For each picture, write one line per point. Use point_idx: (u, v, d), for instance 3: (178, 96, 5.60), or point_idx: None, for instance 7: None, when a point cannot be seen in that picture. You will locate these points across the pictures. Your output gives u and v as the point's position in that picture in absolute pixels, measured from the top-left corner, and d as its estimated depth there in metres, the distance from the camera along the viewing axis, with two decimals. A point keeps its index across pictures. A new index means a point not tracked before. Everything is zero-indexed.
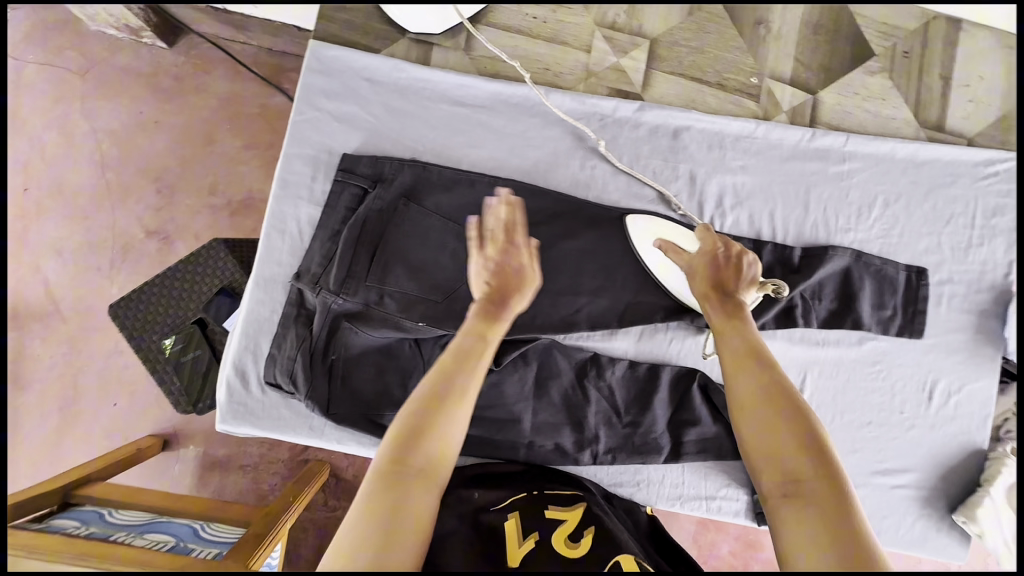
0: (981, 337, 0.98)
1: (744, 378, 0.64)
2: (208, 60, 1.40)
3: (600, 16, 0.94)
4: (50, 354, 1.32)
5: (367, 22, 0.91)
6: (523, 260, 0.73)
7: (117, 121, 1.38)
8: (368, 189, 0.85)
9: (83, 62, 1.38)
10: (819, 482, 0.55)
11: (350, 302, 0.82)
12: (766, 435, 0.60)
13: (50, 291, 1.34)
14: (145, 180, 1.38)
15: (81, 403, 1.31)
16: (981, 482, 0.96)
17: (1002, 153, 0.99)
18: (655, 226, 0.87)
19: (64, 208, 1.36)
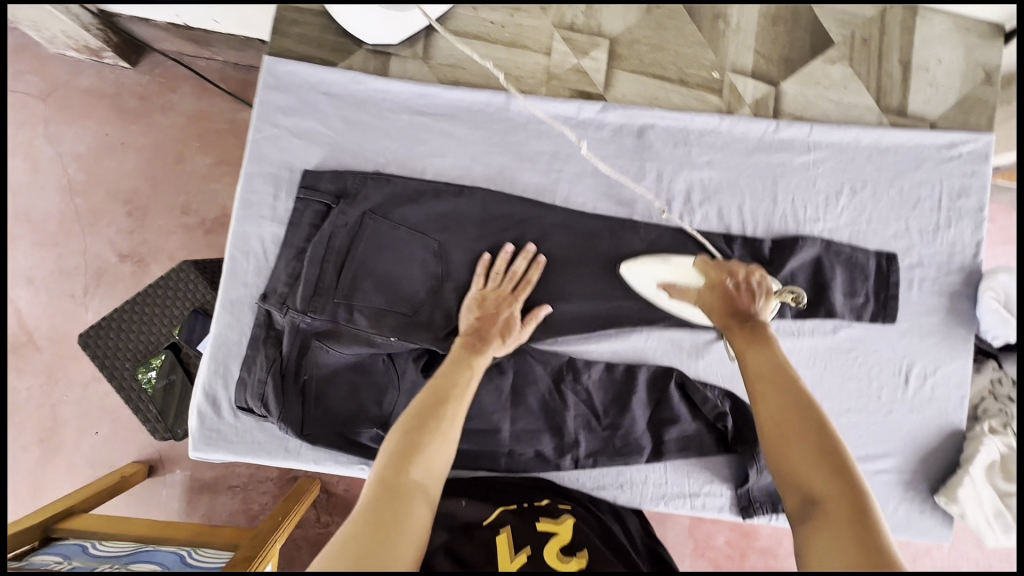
0: (953, 318, 0.98)
1: (764, 400, 0.70)
2: (172, 77, 1.37)
3: (559, 17, 0.93)
4: (26, 385, 1.29)
5: (322, 35, 0.89)
6: (513, 310, 0.83)
7: (82, 144, 1.36)
8: (331, 205, 0.84)
9: (42, 86, 1.34)
10: (840, 495, 0.60)
11: (320, 320, 0.81)
12: (786, 454, 0.65)
13: (22, 321, 1.31)
14: (114, 203, 1.35)
15: (61, 434, 1.28)
16: (961, 462, 0.96)
17: (964, 135, 0.99)
18: (646, 267, 0.86)
19: (33, 236, 1.33)
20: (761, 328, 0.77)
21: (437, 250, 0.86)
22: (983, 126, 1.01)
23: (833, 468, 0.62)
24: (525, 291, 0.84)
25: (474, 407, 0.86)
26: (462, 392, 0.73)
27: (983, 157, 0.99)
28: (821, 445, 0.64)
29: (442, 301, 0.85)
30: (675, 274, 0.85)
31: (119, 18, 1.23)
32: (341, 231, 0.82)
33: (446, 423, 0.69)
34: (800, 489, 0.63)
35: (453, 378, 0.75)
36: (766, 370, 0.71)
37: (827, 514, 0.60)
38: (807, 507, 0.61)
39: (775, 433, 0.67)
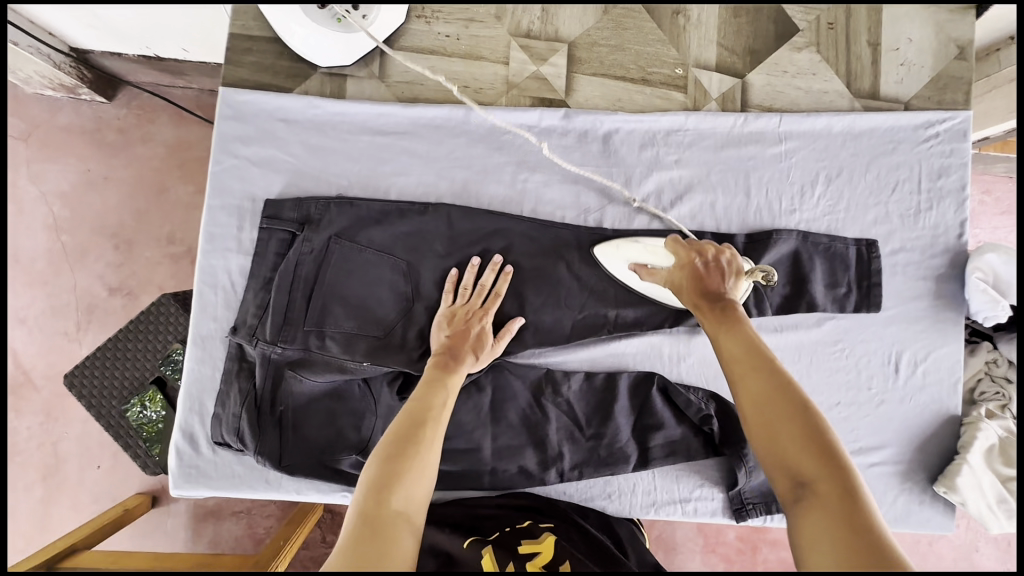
0: (941, 302, 0.96)
1: (745, 381, 0.66)
2: (149, 108, 1.37)
3: (515, 25, 0.92)
4: (25, 426, 1.29)
5: (277, 60, 0.88)
6: (483, 323, 0.82)
7: (64, 182, 1.36)
8: (295, 233, 0.83)
9: (21, 126, 1.34)
10: (829, 476, 0.57)
11: (291, 350, 0.80)
12: (772, 439, 0.62)
13: (18, 361, 1.31)
14: (100, 238, 1.36)
15: (64, 471, 1.29)
16: (959, 449, 0.94)
17: (940, 113, 0.97)
18: (619, 249, 0.86)
19: (22, 276, 1.33)
20: (735, 308, 0.73)
21: (406, 270, 0.85)
22: (960, 103, 0.98)
23: (823, 452, 0.59)
24: (494, 304, 0.84)
25: (454, 426, 0.86)
26: (438, 413, 0.70)
27: (961, 135, 0.97)
28: (807, 428, 0.61)
29: (414, 321, 0.85)
30: (644, 256, 0.85)
31: (92, 54, 1.22)
32: (307, 258, 0.81)
33: (425, 447, 0.66)
34: (789, 473, 0.59)
35: (430, 399, 0.72)
36: (743, 355, 0.68)
37: (819, 500, 0.56)
38: (799, 491, 0.58)
39: (758, 416, 0.63)
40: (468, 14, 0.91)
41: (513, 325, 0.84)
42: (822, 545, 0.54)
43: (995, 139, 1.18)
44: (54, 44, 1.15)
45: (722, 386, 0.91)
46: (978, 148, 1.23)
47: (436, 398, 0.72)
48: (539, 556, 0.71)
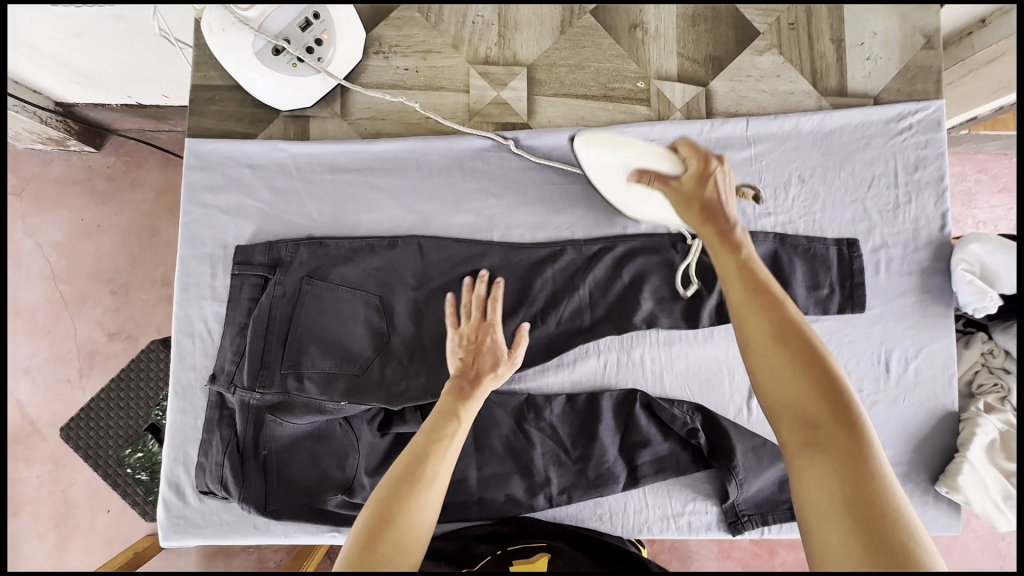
0: (928, 296, 0.94)
1: (755, 325, 0.62)
2: (136, 154, 1.39)
3: (473, 53, 0.92)
4: (35, 474, 1.31)
5: (240, 107, 0.90)
6: (494, 337, 0.82)
7: (59, 233, 1.38)
8: (267, 276, 0.84)
9: (15, 181, 1.37)
10: (840, 428, 0.56)
11: (270, 394, 0.81)
12: (780, 386, 0.59)
13: (25, 412, 1.33)
14: (98, 284, 1.38)
15: (77, 515, 1.31)
16: (959, 447, 0.91)
17: (912, 104, 0.95)
18: (608, 149, 0.82)
19: (23, 328, 1.35)
20: (733, 232, 0.68)
21: (380, 305, 0.85)
22: (930, 93, 0.97)
23: (828, 399, 0.58)
24: (497, 315, 0.83)
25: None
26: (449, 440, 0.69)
27: (935, 124, 0.95)
28: (812, 374, 0.59)
29: (392, 355, 0.85)
30: (616, 157, 0.81)
31: (77, 107, 1.25)
32: (279, 302, 0.82)
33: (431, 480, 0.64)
34: (796, 420, 0.58)
35: (441, 425, 0.70)
36: (749, 299, 0.63)
37: (825, 446, 0.56)
38: (805, 436, 0.57)
39: (764, 357, 0.61)
40: (425, 46, 0.91)
41: (524, 330, 0.83)
42: (827, 492, 0.54)
43: (983, 119, 1.14)
44: (39, 101, 1.17)
45: (708, 398, 0.90)
46: (968, 129, 1.19)
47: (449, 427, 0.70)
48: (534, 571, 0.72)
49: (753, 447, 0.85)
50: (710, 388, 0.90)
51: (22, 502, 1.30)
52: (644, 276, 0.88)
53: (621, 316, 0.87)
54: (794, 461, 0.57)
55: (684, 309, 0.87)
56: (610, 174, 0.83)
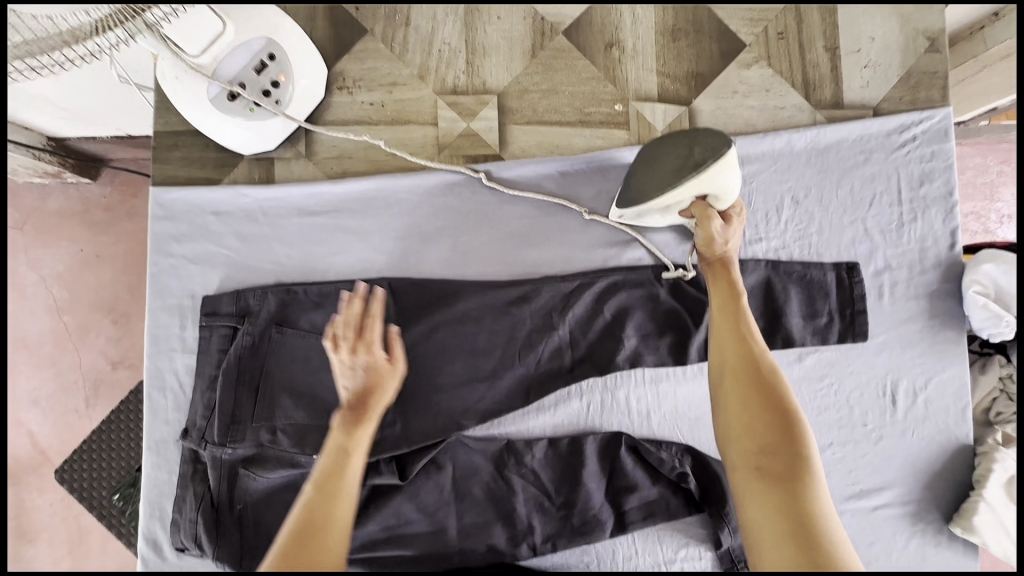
0: (937, 321, 0.87)
1: (727, 357, 0.67)
2: (132, 184, 1.32)
3: (441, 83, 0.88)
4: (46, 501, 1.25)
5: (204, 152, 0.88)
6: (373, 355, 0.66)
7: (63, 264, 1.30)
8: (236, 326, 0.81)
9: (15, 215, 1.29)
10: (791, 459, 0.60)
11: (242, 449, 0.78)
12: (743, 414, 0.63)
13: (35, 441, 1.26)
14: (101, 316, 1.31)
15: (89, 544, 1.25)
16: (974, 484, 0.85)
17: (916, 114, 0.88)
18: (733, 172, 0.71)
19: (30, 359, 1.28)
20: (735, 282, 0.72)
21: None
22: (936, 100, 0.90)
23: (790, 433, 0.61)
24: (378, 326, 0.67)
25: (418, 509, 0.82)
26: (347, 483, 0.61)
27: (942, 134, 0.88)
28: (778, 409, 0.63)
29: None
30: (734, 193, 0.73)
31: (69, 140, 1.19)
32: (246, 354, 0.79)
33: (326, 542, 0.56)
34: (753, 447, 0.61)
35: (335, 473, 0.61)
36: (729, 335, 0.68)
37: (775, 474, 0.59)
38: (759, 464, 0.60)
39: (738, 386, 0.65)
40: (390, 78, 0.88)
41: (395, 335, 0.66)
42: (774, 517, 0.57)
43: (1005, 109, 1.00)
44: (29, 138, 1.11)
45: (699, 438, 0.85)
46: (987, 121, 1.06)
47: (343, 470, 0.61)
48: None
49: None
50: (702, 427, 0.85)
51: (37, 529, 1.24)
52: (627, 312, 0.83)
53: (604, 356, 0.82)
54: (744, 486, 0.60)
55: (670, 347, 0.83)
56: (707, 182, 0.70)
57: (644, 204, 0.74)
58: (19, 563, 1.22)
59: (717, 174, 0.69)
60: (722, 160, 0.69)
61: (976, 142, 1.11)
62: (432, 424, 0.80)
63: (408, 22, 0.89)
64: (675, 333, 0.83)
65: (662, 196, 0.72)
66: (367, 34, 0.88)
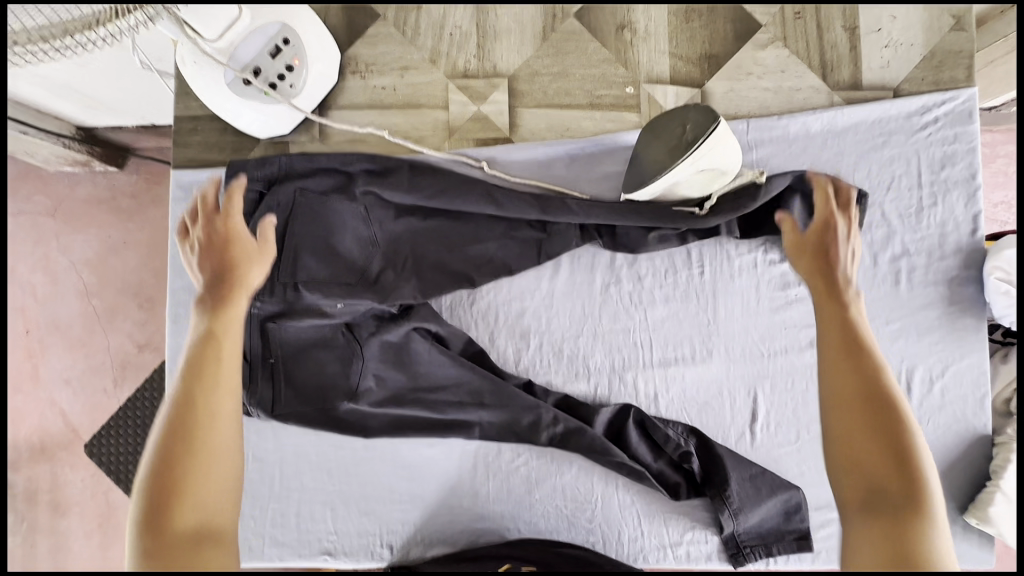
0: (957, 309, 0.85)
1: (838, 372, 0.64)
2: (156, 172, 1.35)
3: (452, 67, 0.89)
4: (78, 476, 1.31)
5: (222, 136, 0.90)
6: (230, 223, 0.77)
7: (91, 250, 1.35)
8: (262, 192, 0.81)
9: (46, 203, 1.34)
10: (905, 492, 0.56)
11: (275, 299, 0.79)
12: (851, 436, 0.60)
13: (67, 420, 1.32)
14: (127, 300, 1.35)
15: (117, 518, 1.30)
16: (992, 474, 0.83)
17: (937, 95, 0.86)
18: (721, 152, 0.71)
19: (61, 341, 1.34)
20: (848, 302, 0.70)
21: (366, 214, 0.83)
22: (961, 80, 0.87)
23: (902, 466, 0.58)
24: (236, 196, 0.78)
25: (440, 375, 0.84)
26: (225, 363, 0.66)
27: (966, 116, 0.85)
28: (892, 438, 0.59)
29: (385, 265, 0.84)
30: (728, 168, 0.74)
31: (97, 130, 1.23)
32: (272, 212, 0.80)
33: (206, 418, 0.62)
34: (859, 476, 0.59)
35: (207, 360, 0.66)
36: (841, 351, 0.65)
37: (895, 512, 0.55)
38: (866, 495, 0.57)
39: (847, 411, 0.61)
40: (401, 62, 0.89)
41: (241, 182, 0.78)
42: (874, 557, 0.54)
43: None
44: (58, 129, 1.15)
45: (709, 421, 0.85)
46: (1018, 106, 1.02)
47: (220, 352, 0.67)
48: None
49: (751, 475, 0.81)
50: (710, 411, 0.85)
51: (70, 502, 1.31)
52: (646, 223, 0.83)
53: (625, 222, 0.80)
54: (849, 516, 0.57)
55: (691, 233, 0.83)
56: (692, 166, 0.71)
57: (648, 186, 0.75)
58: (56, 534, 1.30)
59: (705, 154, 0.71)
60: (716, 133, 0.70)
61: (1009, 130, 1.07)
62: (444, 398, 0.83)
63: (420, 7, 0.89)
64: (692, 224, 0.78)
65: (664, 177, 0.73)
66: (379, 18, 0.89)
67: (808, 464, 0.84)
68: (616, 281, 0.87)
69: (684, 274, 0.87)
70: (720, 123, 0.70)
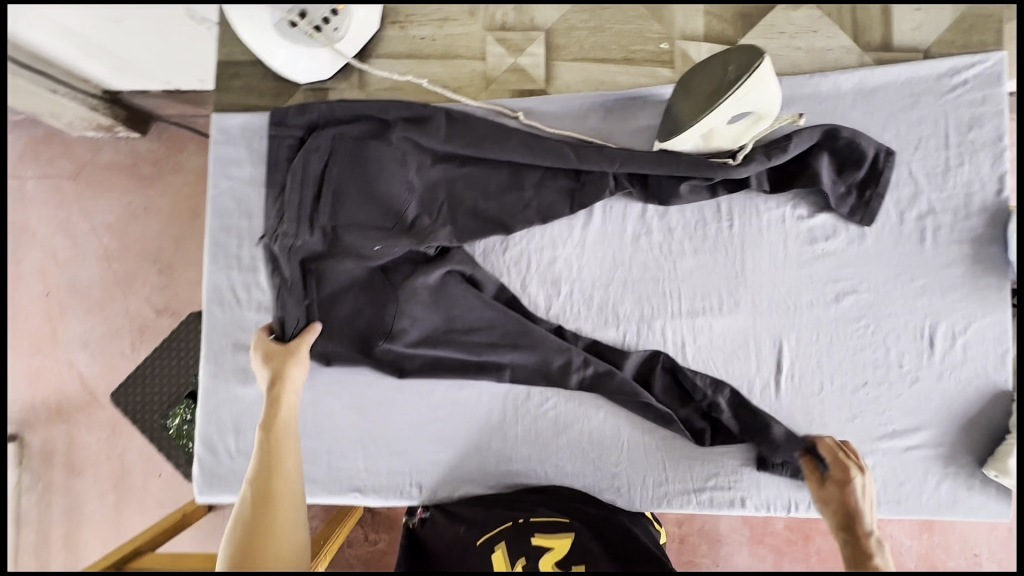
0: (981, 267, 0.86)
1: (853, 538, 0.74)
2: (177, 139, 1.35)
3: (490, 20, 0.91)
4: (93, 440, 1.33)
5: (263, 82, 0.93)
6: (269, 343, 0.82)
7: (112, 215, 1.36)
8: (303, 138, 0.84)
9: (70, 167, 1.36)
10: None
11: (317, 235, 0.81)
12: None
13: (84, 380, 1.34)
14: (145, 265, 1.35)
15: (131, 480, 1.33)
16: (1010, 429, 0.85)
17: (968, 58, 0.87)
18: (762, 93, 0.73)
19: (81, 305, 1.35)
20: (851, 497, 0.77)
21: (404, 160, 0.83)
22: (990, 44, 0.88)
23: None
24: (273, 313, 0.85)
25: (475, 317, 0.86)
26: (284, 465, 0.74)
27: (993, 79, 0.86)
28: None
29: (420, 211, 0.85)
30: (767, 109, 0.75)
31: (122, 95, 1.21)
32: (312, 154, 0.81)
33: (275, 516, 0.70)
34: None
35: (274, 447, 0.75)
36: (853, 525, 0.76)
37: None
38: None
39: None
40: (441, 14, 0.91)
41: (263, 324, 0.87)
42: None
43: None
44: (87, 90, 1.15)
45: (734, 371, 0.87)
46: None
47: (279, 453, 0.75)
48: (551, 552, 0.73)
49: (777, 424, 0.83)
50: (736, 361, 0.87)
51: (84, 465, 1.33)
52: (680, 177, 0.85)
53: (659, 170, 0.82)
54: None
55: (721, 186, 0.85)
56: (734, 105, 0.73)
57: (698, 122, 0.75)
58: (71, 494, 1.32)
59: (748, 92, 0.72)
60: (759, 71, 0.71)
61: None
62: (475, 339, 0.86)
63: None
64: (723, 172, 0.80)
65: (719, 108, 0.73)
66: None
67: (828, 415, 0.86)
68: (646, 231, 0.89)
69: (714, 228, 0.88)
70: (764, 60, 0.70)
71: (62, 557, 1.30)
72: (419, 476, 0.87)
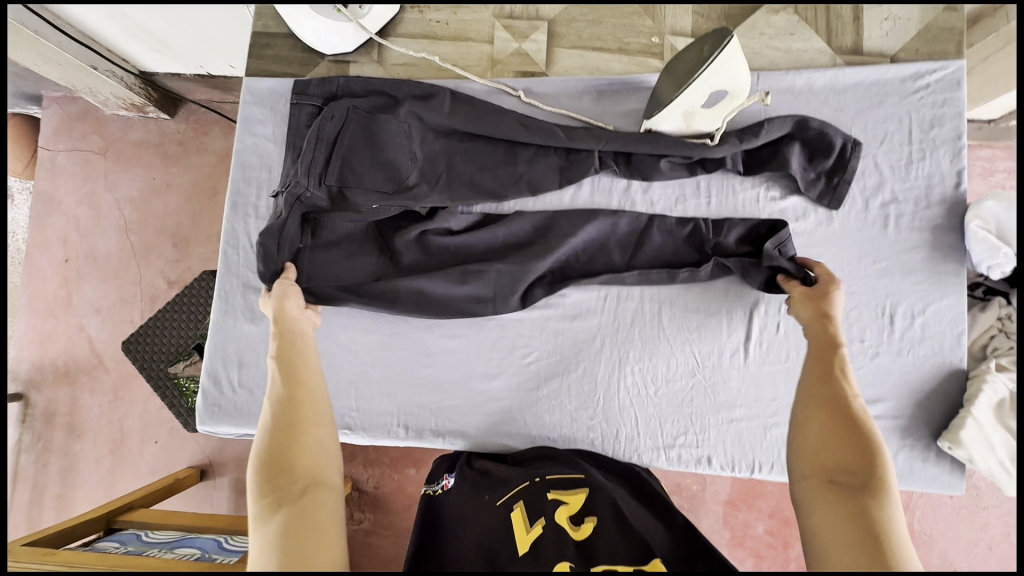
0: (939, 254, 0.93)
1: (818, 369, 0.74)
2: (203, 121, 1.45)
3: (500, 8, 1.01)
4: (95, 403, 1.39)
5: (291, 52, 1.03)
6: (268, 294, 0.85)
7: (135, 190, 1.45)
8: (321, 108, 0.91)
9: (100, 142, 1.45)
10: (846, 440, 0.66)
11: (324, 188, 0.87)
12: (824, 451, 0.66)
13: (93, 345, 1.41)
14: (162, 238, 1.43)
15: (128, 445, 1.37)
16: (964, 405, 0.90)
17: (931, 64, 0.95)
18: (731, 69, 0.80)
19: (97, 273, 1.43)
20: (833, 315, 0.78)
21: (409, 132, 0.90)
22: (951, 53, 0.96)
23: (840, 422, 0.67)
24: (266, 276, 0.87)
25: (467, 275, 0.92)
26: (307, 373, 0.75)
27: (954, 84, 0.95)
28: (858, 442, 0.66)
29: (420, 179, 0.91)
30: (739, 85, 0.83)
31: (157, 76, 1.31)
32: (327, 123, 0.87)
33: (305, 418, 0.70)
34: (827, 432, 0.68)
35: (290, 362, 0.76)
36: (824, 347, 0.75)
37: (833, 442, 0.66)
38: (831, 461, 0.65)
39: (816, 416, 0.69)
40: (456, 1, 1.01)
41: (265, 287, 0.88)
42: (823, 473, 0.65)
43: None
44: (127, 68, 1.24)
45: (707, 334, 0.93)
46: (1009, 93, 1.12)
47: (301, 366, 0.75)
48: (565, 506, 0.74)
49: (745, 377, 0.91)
50: (708, 326, 0.93)
51: (86, 427, 1.38)
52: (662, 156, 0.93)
53: (638, 146, 0.90)
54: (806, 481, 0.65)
55: (699, 166, 0.93)
56: (706, 82, 0.81)
57: (687, 88, 0.81)
58: (69, 453, 1.37)
59: (718, 70, 0.80)
60: (728, 48, 0.77)
61: (1006, 147, 1.21)
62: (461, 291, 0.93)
63: None
64: (701, 151, 0.88)
65: (699, 80, 0.80)
66: None
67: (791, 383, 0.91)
68: (630, 204, 0.96)
69: (692, 202, 0.96)
70: (730, 39, 0.76)
71: (52, 516, 1.35)
72: (409, 422, 0.93)
